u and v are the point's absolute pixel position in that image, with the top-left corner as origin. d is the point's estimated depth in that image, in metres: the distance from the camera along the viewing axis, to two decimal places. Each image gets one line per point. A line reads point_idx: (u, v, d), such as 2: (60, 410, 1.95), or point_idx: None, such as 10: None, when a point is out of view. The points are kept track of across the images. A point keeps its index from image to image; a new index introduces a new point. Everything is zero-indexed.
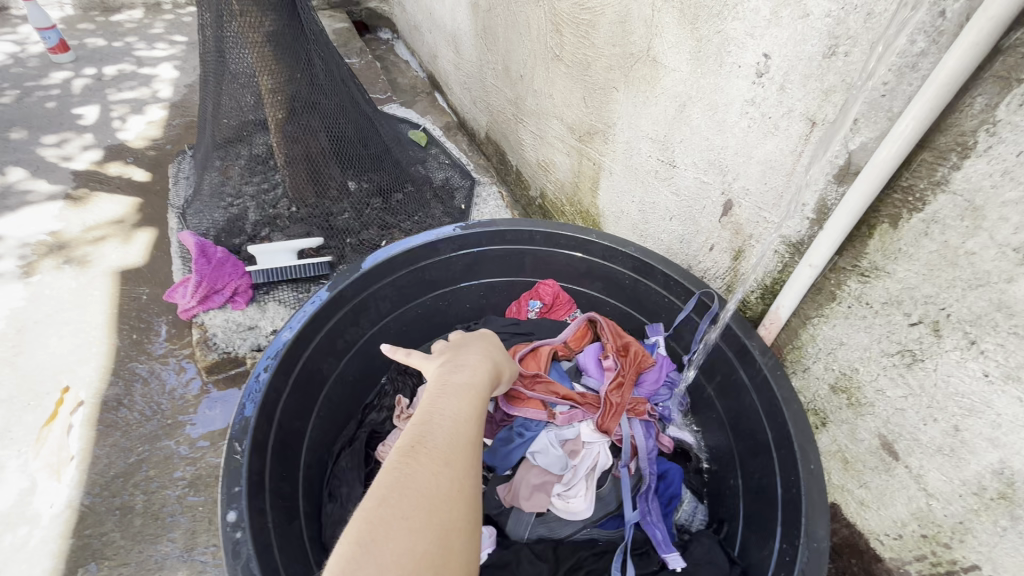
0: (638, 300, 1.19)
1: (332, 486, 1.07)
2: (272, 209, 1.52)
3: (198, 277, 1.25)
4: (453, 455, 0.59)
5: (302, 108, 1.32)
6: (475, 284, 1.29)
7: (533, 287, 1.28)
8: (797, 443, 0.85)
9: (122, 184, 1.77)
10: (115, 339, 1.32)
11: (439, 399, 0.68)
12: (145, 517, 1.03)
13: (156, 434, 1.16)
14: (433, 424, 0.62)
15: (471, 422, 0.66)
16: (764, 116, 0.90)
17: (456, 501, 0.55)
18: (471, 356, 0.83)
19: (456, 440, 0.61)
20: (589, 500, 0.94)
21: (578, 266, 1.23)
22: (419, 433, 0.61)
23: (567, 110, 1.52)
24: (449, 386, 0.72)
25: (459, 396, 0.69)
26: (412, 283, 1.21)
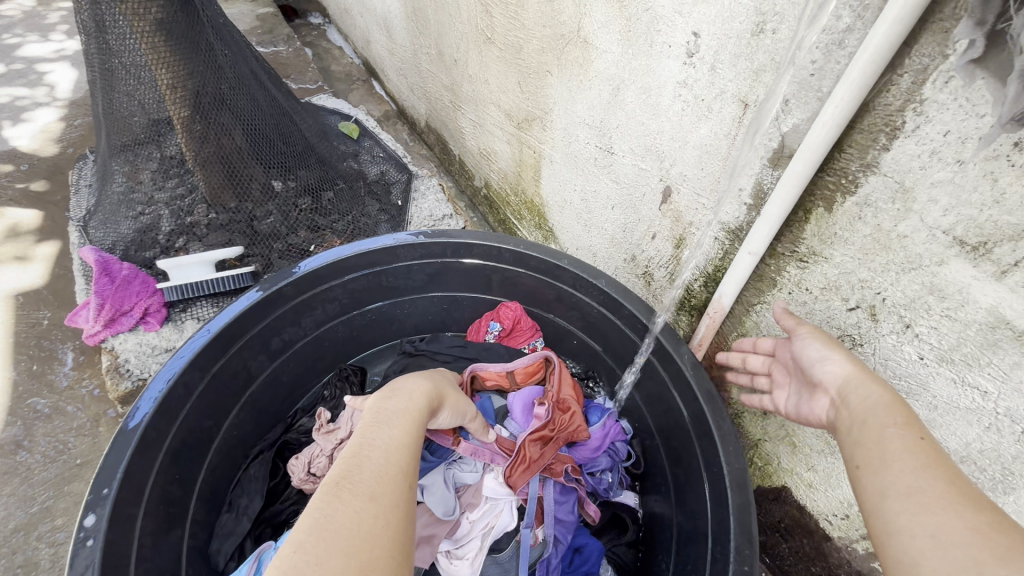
0: (600, 333, 1.10)
1: (234, 494, 0.97)
2: (188, 216, 1.37)
3: (98, 299, 1.13)
4: (380, 489, 0.51)
5: (210, 104, 1.19)
6: (438, 296, 1.21)
7: (497, 307, 1.21)
8: (717, 438, 0.83)
9: (15, 195, 1.58)
10: (11, 373, 1.19)
11: (374, 426, 0.60)
12: (52, 573, 0.93)
13: (63, 477, 1.04)
14: (363, 457, 0.54)
15: (404, 449, 0.58)
16: (697, 99, 0.87)
17: (381, 540, 0.47)
18: (410, 380, 0.75)
19: (386, 471, 0.53)
20: (476, 567, 0.83)
21: (549, 292, 1.14)
22: (347, 467, 0.53)
23: (503, 96, 1.45)
24: (389, 407, 0.65)
25: (393, 420, 0.62)
26: (367, 289, 1.13)
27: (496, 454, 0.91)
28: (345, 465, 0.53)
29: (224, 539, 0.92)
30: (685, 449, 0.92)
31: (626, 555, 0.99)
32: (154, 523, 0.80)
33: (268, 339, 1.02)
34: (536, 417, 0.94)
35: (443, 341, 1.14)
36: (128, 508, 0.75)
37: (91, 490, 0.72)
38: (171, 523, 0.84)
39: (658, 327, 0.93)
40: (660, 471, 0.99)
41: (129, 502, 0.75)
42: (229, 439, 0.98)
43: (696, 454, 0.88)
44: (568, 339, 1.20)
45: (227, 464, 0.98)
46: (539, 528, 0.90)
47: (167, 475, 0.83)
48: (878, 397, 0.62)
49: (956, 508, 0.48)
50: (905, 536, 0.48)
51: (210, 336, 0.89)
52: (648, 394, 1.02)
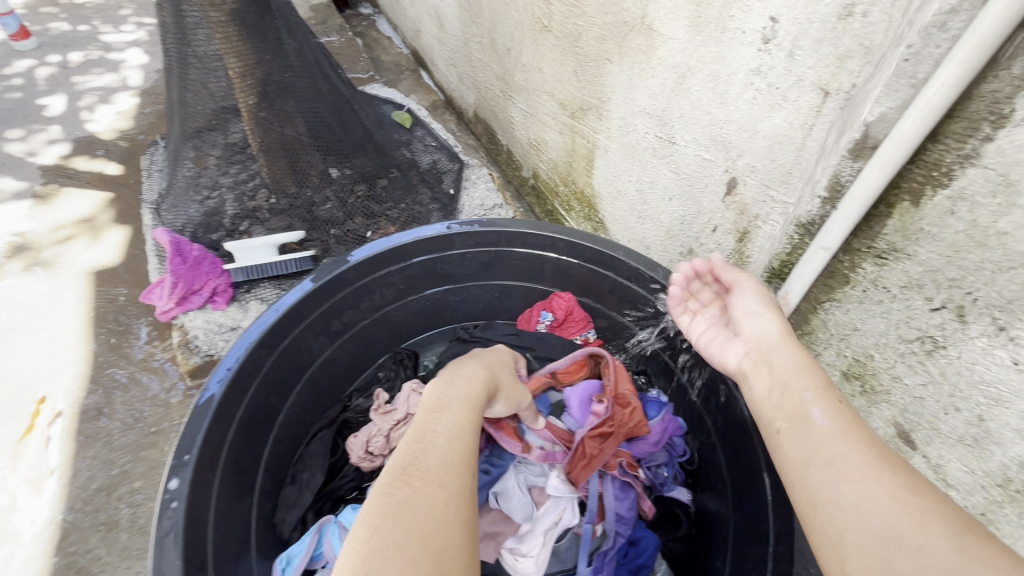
0: (655, 327, 1.09)
1: (295, 470, 1.00)
2: (251, 201, 1.43)
3: (174, 277, 1.19)
4: (446, 477, 0.56)
5: (275, 92, 1.23)
6: (489, 285, 1.22)
7: (549, 297, 1.20)
8: (780, 438, 0.80)
9: (93, 178, 1.68)
10: (92, 344, 1.27)
11: (434, 410, 0.64)
12: (132, 532, 0.99)
13: (140, 443, 1.11)
14: (427, 445, 0.58)
15: (463, 433, 0.62)
16: (771, 87, 0.83)
17: (449, 527, 0.52)
18: (470, 363, 0.77)
19: (449, 457, 0.58)
20: (541, 563, 0.85)
21: (601, 284, 1.14)
22: (410, 453, 0.57)
23: (557, 85, 1.44)
24: (448, 390, 0.68)
25: (453, 404, 0.66)
26: (423, 275, 1.15)
27: (556, 447, 0.92)
28: (408, 451, 0.58)
29: (288, 510, 0.96)
30: (743, 447, 0.90)
31: (677, 548, 1.00)
32: (228, 491, 0.84)
33: (329, 321, 1.05)
34: (594, 414, 0.95)
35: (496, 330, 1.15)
36: (206, 475, 0.79)
37: (173, 456, 0.77)
38: (242, 491, 0.88)
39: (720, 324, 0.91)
40: (715, 469, 0.98)
41: (206, 468, 0.80)
42: (292, 415, 1.02)
43: (755, 453, 0.86)
44: (620, 331, 1.19)
45: (290, 439, 1.02)
46: (598, 523, 0.91)
47: (238, 446, 0.88)
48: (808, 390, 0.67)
49: (895, 501, 0.52)
50: (857, 532, 0.52)
51: (276, 316, 0.93)
52: (704, 389, 1.00)
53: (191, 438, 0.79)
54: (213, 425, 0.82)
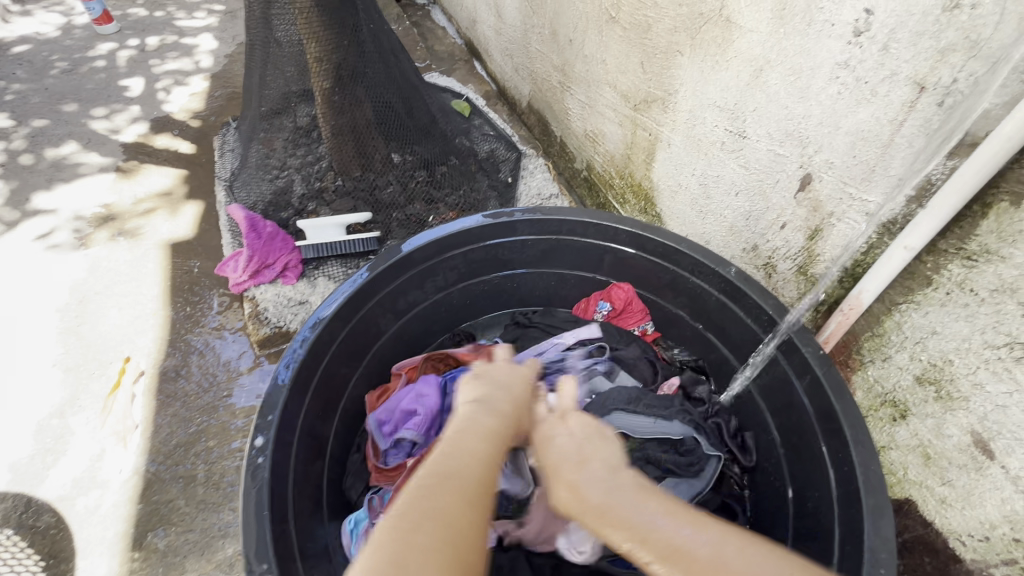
0: (716, 322, 1.09)
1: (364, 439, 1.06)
2: (318, 182, 1.49)
3: (249, 252, 1.26)
4: (477, 483, 0.51)
5: (349, 78, 1.28)
6: (549, 273, 1.23)
7: (606, 288, 1.22)
8: (847, 437, 0.81)
9: (169, 156, 1.78)
10: (170, 311, 1.35)
11: (465, 421, 0.60)
12: (207, 486, 1.06)
13: (214, 405, 1.18)
14: (456, 451, 0.54)
15: (497, 444, 0.58)
16: (859, 82, 0.82)
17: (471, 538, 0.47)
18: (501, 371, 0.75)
19: (464, 471, 0.52)
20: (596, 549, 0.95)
21: (661, 277, 1.14)
22: (440, 458, 0.52)
23: (620, 77, 1.44)
24: (487, 401, 0.65)
25: (484, 428, 0.59)
26: (484, 261, 1.18)
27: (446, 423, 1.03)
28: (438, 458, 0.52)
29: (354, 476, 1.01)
30: (808, 445, 0.91)
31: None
32: (305, 453, 0.90)
33: (396, 300, 1.09)
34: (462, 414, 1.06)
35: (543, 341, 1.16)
36: (287, 436, 0.85)
37: (259, 416, 0.82)
38: (316, 454, 0.94)
39: (788, 322, 0.92)
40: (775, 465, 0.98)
41: (286, 431, 0.85)
42: (359, 388, 1.07)
43: (820, 450, 0.88)
44: (676, 325, 1.19)
45: (356, 410, 1.08)
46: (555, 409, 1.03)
47: (312, 413, 0.93)
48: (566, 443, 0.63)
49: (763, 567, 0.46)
50: None
51: (330, 309, 0.96)
52: (765, 386, 1.01)
53: (274, 399, 0.85)
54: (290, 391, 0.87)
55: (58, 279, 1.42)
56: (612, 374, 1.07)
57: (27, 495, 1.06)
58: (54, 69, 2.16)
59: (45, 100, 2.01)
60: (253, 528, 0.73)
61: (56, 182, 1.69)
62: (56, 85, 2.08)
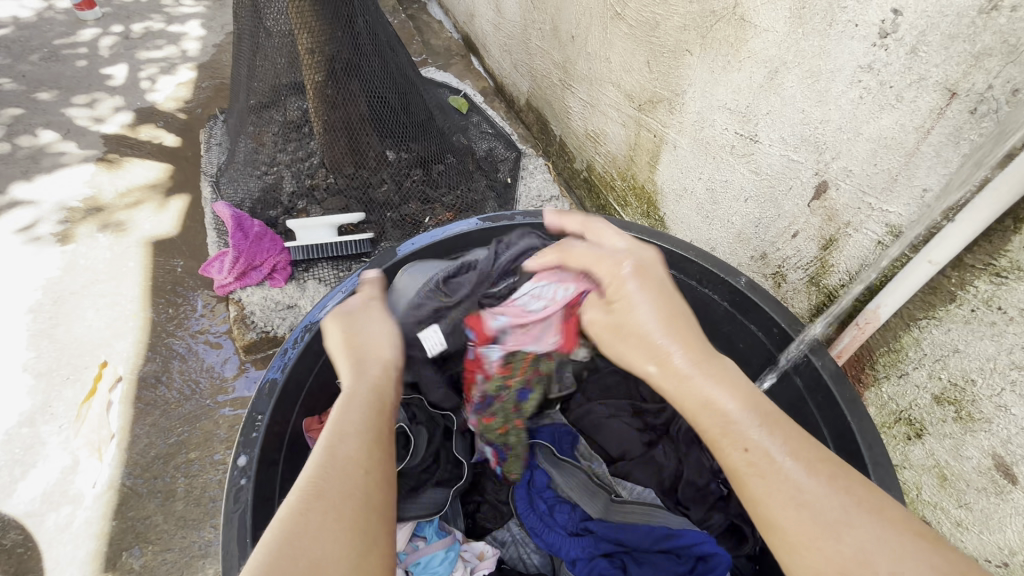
0: (724, 333, 1.04)
1: None
2: (309, 179, 1.41)
3: (235, 252, 1.20)
4: (331, 487, 0.50)
5: (343, 71, 1.22)
6: None
7: None
8: (866, 459, 0.78)
9: (153, 148, 1.71)
10: (150, 313, 1.28)
11: (335, 424, 0.56)
12: (187, 501, 1.00)
13: (196, 414, 1.12)
14: (331, 459, 0.52)
15: (365, 437, 0.56)
16: (883, 86, 0.78)
17: (346, 543, 0.48)
18: (370, 337, 0.67)
19: (340, 472, 0.52)
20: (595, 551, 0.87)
21: None
22: (310, 478, 0.51)
23: (625, 76, 1.39)
24: (354, 392, 0.60)
25: (353, 412, 0.57)
26: None
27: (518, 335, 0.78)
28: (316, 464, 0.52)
29: None
30: None
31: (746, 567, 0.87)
32: (292, 469, 0.85)
33: None
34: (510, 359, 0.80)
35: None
36: (273, 455, 0.79)
37: (243, 433, 0.77)
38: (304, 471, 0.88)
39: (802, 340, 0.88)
40: None
41: (273, 448, 0.80)
42: None
43: None
44: None
45: None
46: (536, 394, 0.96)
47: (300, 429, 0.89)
48: (716, 386, 0.55)
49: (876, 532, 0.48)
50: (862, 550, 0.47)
51: (297, 350, 0.85)
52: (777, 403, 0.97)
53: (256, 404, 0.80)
54: (274, 403, 0.81)
55: (32, 278, 1.34)
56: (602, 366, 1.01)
57: None
58: (32, 56, 2.06)
59: (21, 88, 1.92)
60: (235, 558, 0.68)
61: (31, 173, 1.61)
62: (34, 72, 1.99)
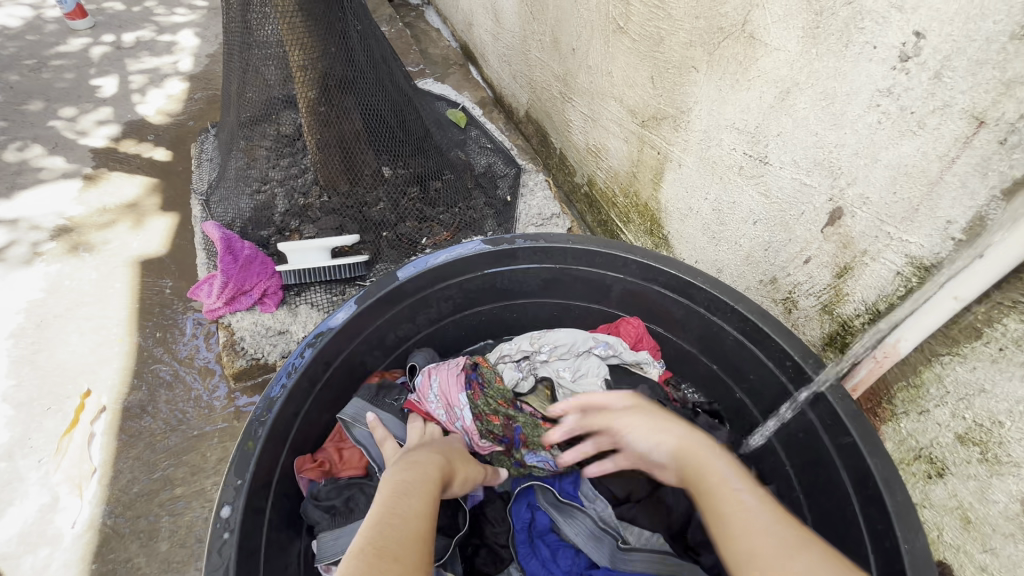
0: (734, 362, 1.00)
1: None
2: (302, 197, 1.37)
3: (224, 277, 1.14)
4: (402, 549, 0.52)
5: (336, 87, 1.18)
6: (551, 303, 1.14)
7: (615, 321, 1.12)
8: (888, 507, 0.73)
9: (142, 163, 1.66)
10: (136, 337, 1.24)
11: (390, 497, 0.59)
12: (171, 542, 0.95)
13: (182, 446, 1.07)
14: (394, 523, 0.54)
15: (423, 516, 0.58)
16: (903, 111, 0.74)
17: None
18: (423, 454, 0.71)
19: (403, 536, 0.54)
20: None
21: (674, 311, 1.05)
22: (373, 533, 0.53)
23: (627, 91, 1.35)
24: (410, 477, 0.63)
25: (413, 489, 0.61)
26: (483, 291, 1.08)
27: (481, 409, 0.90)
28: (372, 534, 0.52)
29: None
30: (841, 508, 0.83)
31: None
32: (280, 515, 0.80)
33: (385, 334, 1.00)
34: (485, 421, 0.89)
35: (514, 345, 1.02)
36: (258, 502, 0.75)
37: (226, 480, 0.72)
38: (293, 514, 0.84)
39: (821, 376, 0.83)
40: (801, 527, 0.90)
41: (259, 495, 0.75)
42: None
43: (856, 516, 0.79)
44: (689, 362, 1.10)
45: None
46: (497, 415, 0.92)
47: (292, 468, 0.85)
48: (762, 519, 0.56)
49: None
50: None
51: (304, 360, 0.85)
52: (790, 439, 0.93)
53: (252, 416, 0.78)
54: (265, 435, 0.78)
55: (14, 300, 1.30)
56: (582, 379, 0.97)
57: None
58: (21, 67, 2.02)
59: (9, 100, 1.87)
60: None
61: (16, 189, 1.57)
62: (22, 83, 1.94)
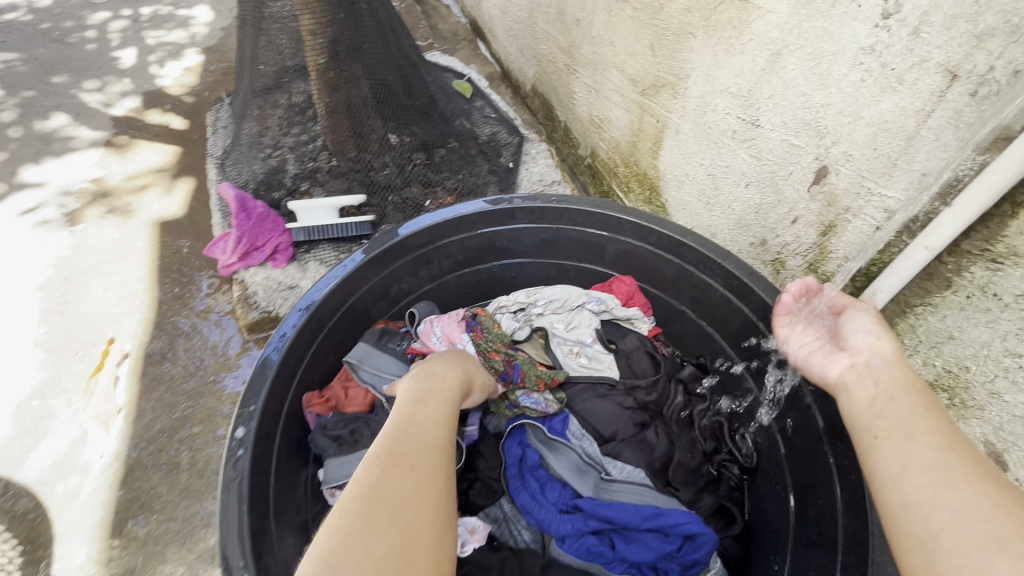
0: (718, 317, 1.04)
1: None
2: (312, 162, 1.42)
3: (238, 233, 1.21)
4: (419, 454, 0.56)
5: (345, 53, 1.22)
6: (547, 263, 1.19)
7: (609, 280, 1.17)
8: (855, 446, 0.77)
9: (161, 131, 1.73)
10: (156, 292, 1.31)
11: (409, 411, 0.63)
12: (190, 474, 1.03)
13: (200, 390, 1.15)
14: (411, 431, 0.58)
15: (438, 424, 0.62)
16: (885, 68, 0.77)
17: (425, 501, 0.52)
18: (443, 364, 0.75)
19: (421, 442, 0.58)
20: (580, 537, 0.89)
21: (664, 270, 1.09)
22: (391, 438, 0.57)
23: (629, 60, 1.38)
24: (425, 394, 0.67)
25: (428, 402, 0.65)
26: (481, 249, 1.13)
27: (473, 337, 0.98)
28: (388, 443, 0.56)
29: None
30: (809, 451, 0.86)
31: (734, 549, 0.92)
32: (289, 443, 0.87)
33: (388, 287, 1.06)
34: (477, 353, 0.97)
35: (507, 298, 1.07)
36: (270, 428, 0.82)
37: (241, 405, 0.79)
38: (301, 445, 0.90)
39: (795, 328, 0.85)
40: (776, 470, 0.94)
41: (270, 422, 0.82)
42: None
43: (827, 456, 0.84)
44: (677, 320, 1.14)
45: None
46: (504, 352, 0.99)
47: (301, 404, 0.92)
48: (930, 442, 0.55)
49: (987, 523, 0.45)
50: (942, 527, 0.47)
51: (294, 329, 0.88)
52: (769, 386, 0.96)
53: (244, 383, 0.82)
54: (271, 376, 0.83)
55: (43, 256, 1.38)
56: (572, 325, 1.03)
57: (6, 478, 1.03)
58: (45, 39, 2.09)
59: (34, 70, 1.95)
60: (230, 524, 0.70)
61: (43, 155, 1.65)
62: (46, 55, 2.02)
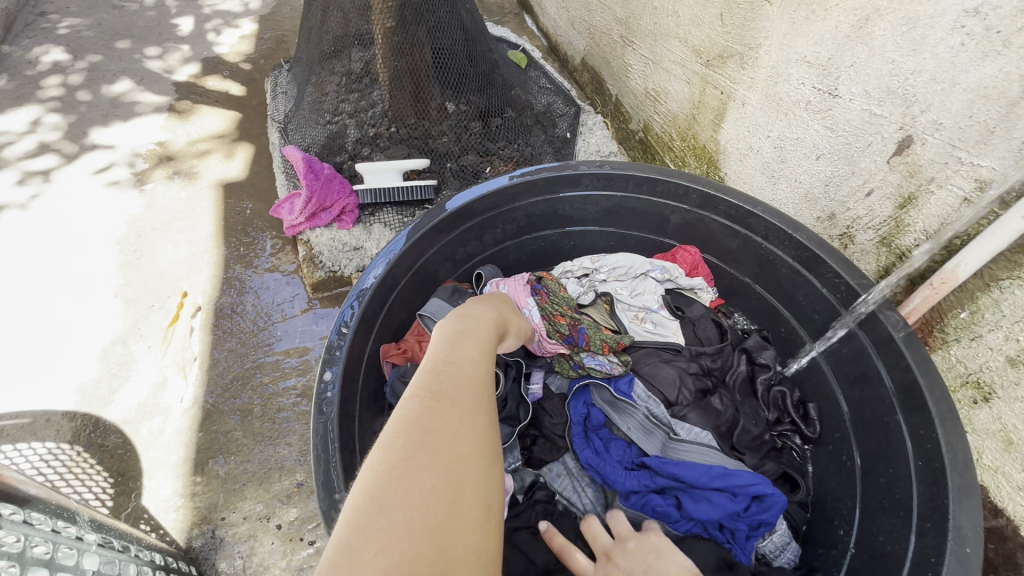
0: (786, 290, 1.04)
1: None
2: (372, 128, 1.43)
3: (308, 193, 1.24)
4: (462, 389, 0.49)
5: (412, 17, 1.23)
6: (608, 232, 1.19)
7: (671, 251, 1.17)
8: (933, 415, 0.77)
9: (220, 97, 1.77)
10: (223, 250, 1.36)
11: (449, 347, 0.56)
12: (263, 420, 1.08)
13: (268, 343, 1.20)
14: (451, 367, 0.52)
15: (481, 360, 0.56)
16: (989, 32, 0.75)
17: (469, 440, 0.45)
18: (479, 307, 0.70)
19: (463, 377, 0.51)
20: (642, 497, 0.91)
21: (729, 242, 1.09)
22: (433, 376, 0.50)
23: (694, 30, 1.35)
24: (463, 332, 0.60)
25: (467, 339, 0.58)
26: (545, 215, 1.14)
27: (538, 300, 0.98)
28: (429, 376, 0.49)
29: None
30: (884, 423, 0.87)
31: (798, 514, 0.94)
32: (366, 392, 0.91)
33: (456, 249, 1.08)
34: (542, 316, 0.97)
35: (572, 264, 1.10)
36: (352, 374, 0.85)
37: (327, 351, 0.83)
38: (375, 395, 0.94)
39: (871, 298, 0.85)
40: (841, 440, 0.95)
41: (352, 369, 0.86)
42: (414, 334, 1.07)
43: (898, 425, 0.84)
44: (739, 292, 1.14)
45: None
46: (568, 316, 0.99)
47: (378, 354, 0.95)
48: None
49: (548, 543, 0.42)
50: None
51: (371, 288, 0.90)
52: (838, 358, 0.96)
53: (327, 340, 0.85)
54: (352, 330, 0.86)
55: (117, 214, 1.44)
56: (636, 292, 1.05)
57: (95, 416, 1.09)
58: (106, 5, 2.14)
59: (98, 36, 2.00)
60: (323, 460, 0.74)
61: (111, 118, 1.70)
62: (108, 21, 2.07)
